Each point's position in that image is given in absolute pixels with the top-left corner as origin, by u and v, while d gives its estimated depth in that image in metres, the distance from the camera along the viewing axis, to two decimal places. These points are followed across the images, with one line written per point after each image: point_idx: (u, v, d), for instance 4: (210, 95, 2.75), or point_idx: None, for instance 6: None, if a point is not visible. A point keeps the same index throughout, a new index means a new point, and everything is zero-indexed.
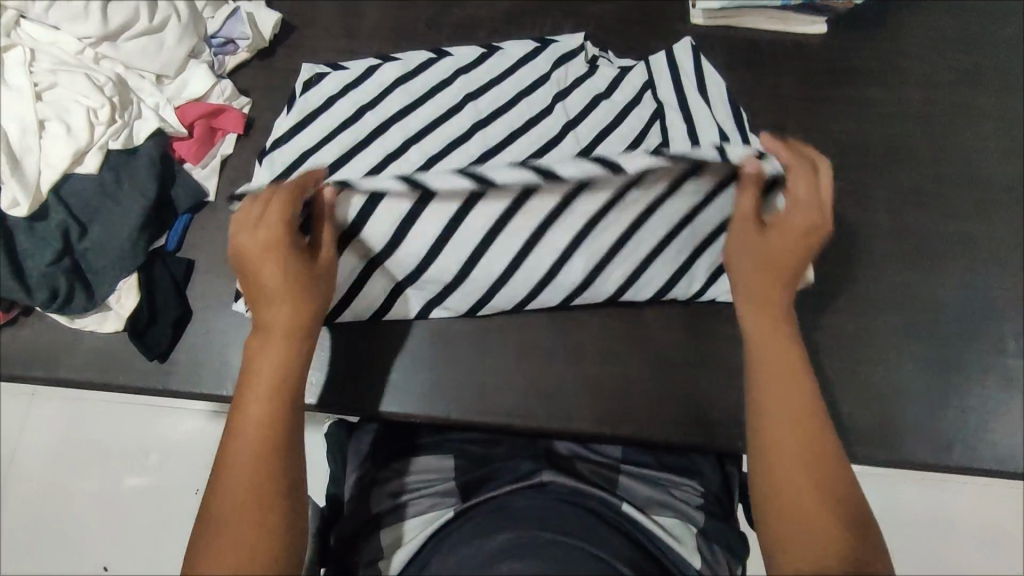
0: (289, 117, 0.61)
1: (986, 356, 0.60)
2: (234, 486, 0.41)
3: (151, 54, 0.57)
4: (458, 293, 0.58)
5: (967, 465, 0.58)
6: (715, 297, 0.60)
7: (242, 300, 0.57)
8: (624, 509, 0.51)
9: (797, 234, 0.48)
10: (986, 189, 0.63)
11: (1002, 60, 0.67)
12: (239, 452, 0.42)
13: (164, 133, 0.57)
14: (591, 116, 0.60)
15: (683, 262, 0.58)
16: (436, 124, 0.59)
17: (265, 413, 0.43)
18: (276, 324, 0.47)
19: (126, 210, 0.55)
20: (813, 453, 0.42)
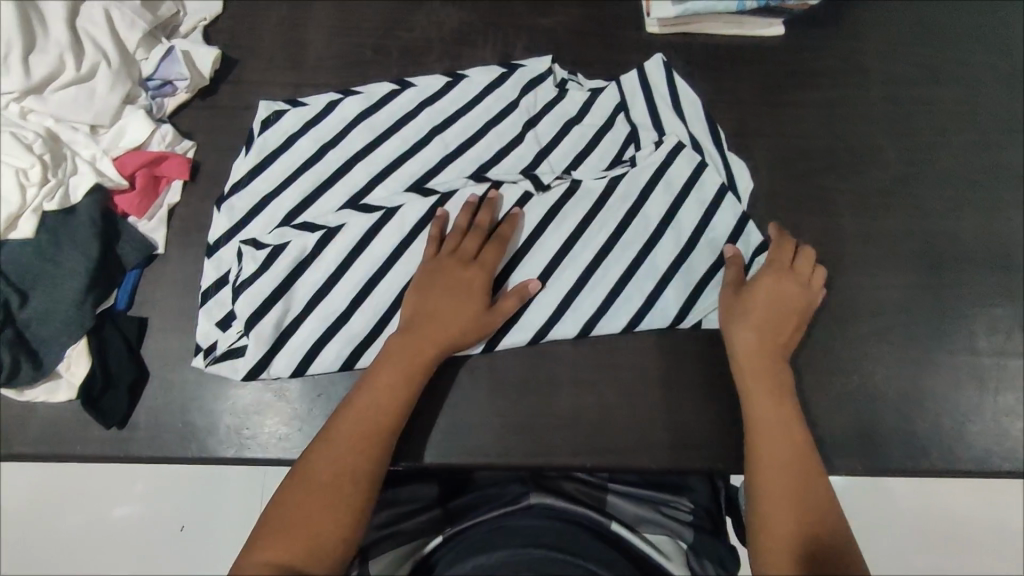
0: (247, 159, 0.59)
1: (958, 355, 0.59)
2: (332, 461, 0.48)
3: (83, 105, 0.55)
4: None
5: (945, 468, 0.56)
6: (700, 319, 0.58)
7: (202, 355, 0.55)
8: (612, 527, 0.54)
9: (779, 303, 0.55)
10: (945, 186, 0.63)
11: (957, 54, 0.66)
12: (347, 432, 0.49)
13: (103, 188, 0.55)
14: (562, 145, 0.61)
15: (652, 291, 0.58)
16: (402, 160, 0.60)
17: (380, 418, 0.50)
18: (424, 343, 0.52)
19: (70, 273, 0.53)
20: (798, 483, 0.48)
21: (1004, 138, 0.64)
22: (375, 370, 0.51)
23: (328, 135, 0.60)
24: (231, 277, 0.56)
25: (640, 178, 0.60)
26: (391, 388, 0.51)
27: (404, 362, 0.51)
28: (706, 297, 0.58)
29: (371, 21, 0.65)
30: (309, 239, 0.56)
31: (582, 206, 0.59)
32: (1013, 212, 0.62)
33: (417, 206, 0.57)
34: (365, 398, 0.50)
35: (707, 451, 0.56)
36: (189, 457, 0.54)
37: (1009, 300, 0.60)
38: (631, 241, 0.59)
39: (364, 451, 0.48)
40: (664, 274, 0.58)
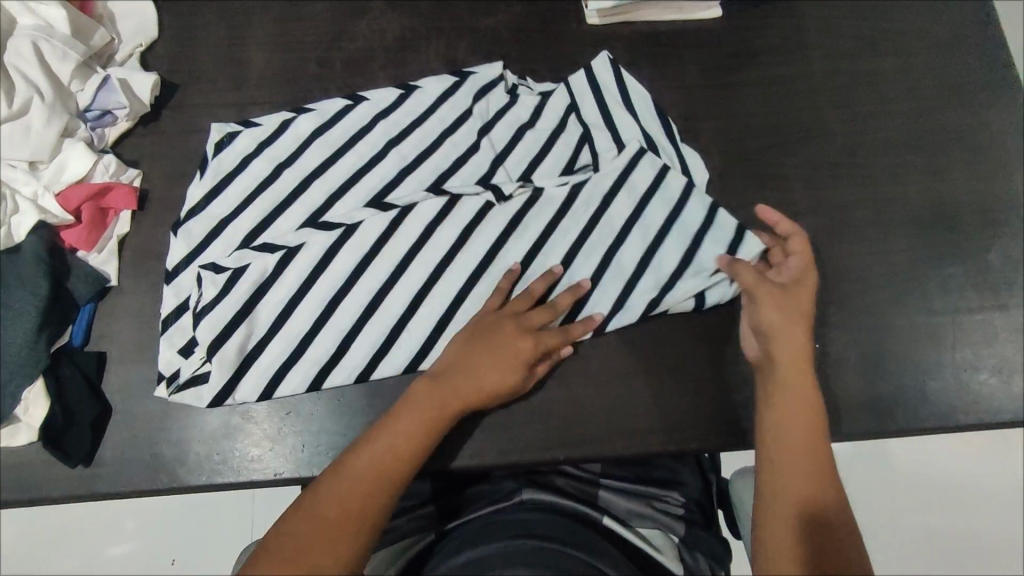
0: (202, 183, 0.58)
1: (915, 317, 0.60)
2: (340, 503, 0.47)
3: (19, 142, 0.54)
4: (392, 354, 0.55)
5: (913, 427, 0.58)
6: (668, 312, 0.58)
7: (163, 385, 0.54)
8: (604, 521, 0.55)
9: (806, 291, 0.56)
10: (890, 153, 0.64)
11: (892, 23, 0.68)
12: (357, 471, 0.48)
13: (47, 224, 0.55)
14: (517, 150, 0.61)
15: (619, 292, 0.58)
16: (357, 177, 0.59)
17: (395, 463, 0.49)
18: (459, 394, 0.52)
19: (19, 313, 0.52)
20: (813, 485, 0.49)
21: (942, 101, 0.66)
22: (402, 413, 0.51)
23: (283, 155, 0.60)
24: (191, 302, 0.55)
25: (603, 181, 0.60)
26: (413, 437, 0.50)
27: (428, 410, 0.51)
28: (680, 287, 0.58)
29: (311, 34, 0.64)
30: (269, 262, 0.55)
31: (545, 213, 0.59)
32: (956, 172, 0.64)
33: (377, 221, 0.57)
34: (385, 441, 0.49)
35: (680, 433, 0.56)
36: (160, 489, 0.53)
37: (959, 258, 0.61)
38: (596, 246, 0.59)
39: (378, 495, 0.48)
40: (631, 274, 0.58)
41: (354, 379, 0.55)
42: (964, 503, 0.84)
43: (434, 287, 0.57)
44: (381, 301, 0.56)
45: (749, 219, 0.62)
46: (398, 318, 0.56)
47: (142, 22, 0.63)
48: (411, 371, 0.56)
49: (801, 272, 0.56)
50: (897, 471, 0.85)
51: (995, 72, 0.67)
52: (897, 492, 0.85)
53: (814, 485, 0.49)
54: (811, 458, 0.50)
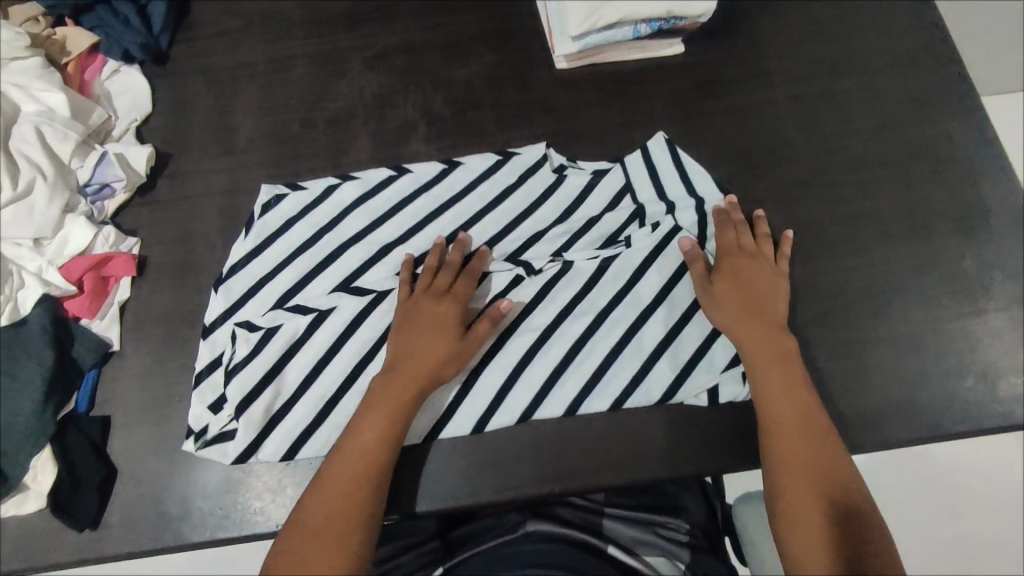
0: (245, 242, 0.61)
1: (895, 328, 0.61)
2: (330, 502, 0.49)
3: (23, 220, 0.57)
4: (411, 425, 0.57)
5: (903, 437, 0.58)
6: (685, 398, 0.58)
7: (191, 438, 0.56)
8: (609, 551, 0.55)
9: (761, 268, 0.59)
10: (857, 169, 0.66)
11: (847, 46, 0.71)
12: (342, 471, 0.50)
13: (51, 296, 0.57)
14: (556, 228, 0.63)
15: (639, 372, 0.59)
16: (389, 246, 0.62)
17: (370, 460, 0.51)
18: (399, 386, 0.54)
19: (25, 384, 0.54)
20: (816, 465, 0.51)
21: (902, 115, 0.68)
22: (364, 410, 0.53)
23: (325, 218, 0.63)
24: (225, 359, 0.58)
25: (634, 259, 0.62)
26: (385, 426, 0.52)
27: (387, 400, 0.53)
28: (693, 377, 0.59)
29: (295, 97, 0.68)
30: (300, 323, 0.58)
31: (572, 287, 0.61)
32: (921, 182, 0.66)
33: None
34: (354, 443, 0.52)
35: (671, 458, 0.57)
36: (165, 547, 0.54)
37: (933, 267, 0.63)
38: (622, 318, 0.60)
39: (360, 491, 0.50)
40: (651, 354, 0.59)
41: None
42: (976, 509, 0.83)
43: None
44: None
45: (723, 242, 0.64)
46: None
47: (138, 100, 0.67)
48: (429, 440, 0.58)
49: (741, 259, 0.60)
50: (906, 482, 0.84)
51: (951, 84, 0.69)
52: (911, 501, 0.84)
53: (811, 461, 0.51)
54: (815, 437, 0.52)
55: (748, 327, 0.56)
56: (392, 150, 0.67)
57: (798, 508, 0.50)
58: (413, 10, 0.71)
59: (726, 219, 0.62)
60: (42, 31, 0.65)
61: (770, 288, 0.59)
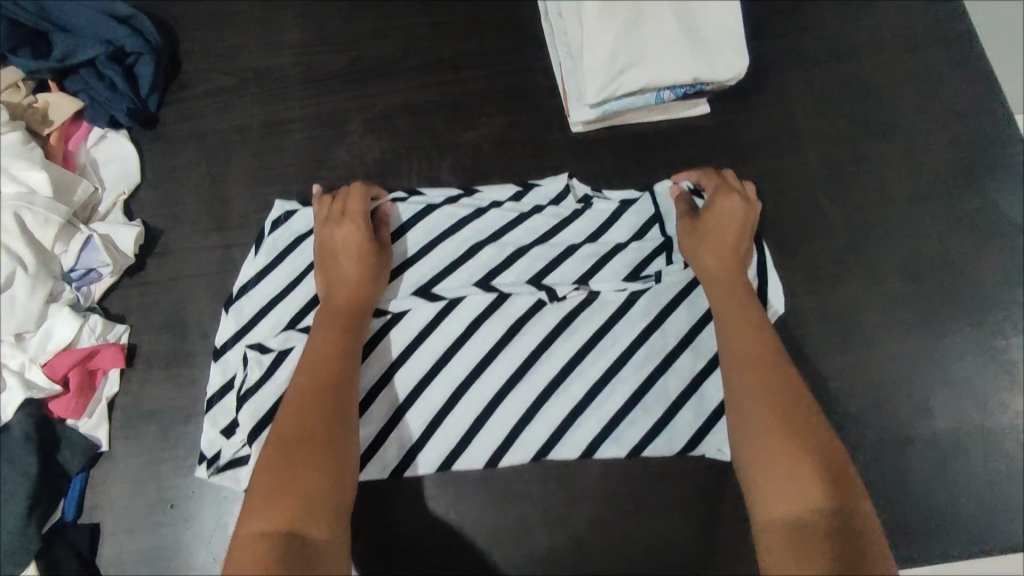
0: (256, 260, 0.58)
1: (941, 426, 0.57)
2: (292, 427, 0.45)
3: (4, 315, 0.53)
4: (425, 455, 0.54)
5: (945, 547, 0.54)
6: (706, 451, 0.55)
7: (203, 466, 0.54)
8: None
9: (734, 207, 0.56)
10: (898, 245, 0.61)
11: (888, 104, 0.65)
12: (299, 395, 0.47)
13: (34, 399, 0.53)
14: (582, 249, 0.59)
15: (659, 419, 0.55)
16: (403, 268, 0.58)
17: (324, 377, 0.48)
18: (339, 303, 0.53)
19: (9, 497, 0.50)
20: (780, 400, 0.46)
21: (946, 185, 0.63)
22: (315, 336, 0.51)
23: None
24: (236, 382, 0.54)
25: (665, 293, 0.57)
26: (330, 343, 0.50)
27: (339, 322, 0.52)
28: (716, 431, 0.55)
29: (291, 165, 0.64)
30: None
31: (595, 318, 0.57)
32: (966, 263, 0.61)
33: (426, 323, 0.56)
34: (306, 364, 0.49)
35: (696, 566, 0.54)
36: None
37: (981, 357, 0.58)
38: (648, 355, 0.56)
39: (323, 406, 0.47)
40: (675, 401, 0.55)
41: (388, 473, 0.53)
42: None
43: (478, 378, 0.55)
44: (420, 396, 0.55)
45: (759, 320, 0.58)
46: (437, 414, 0.54)
47: (126, 169, 0.63)
48: (442, 470, 0.54)
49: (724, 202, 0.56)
50: None
51: (1000, 150, 0.64)
52: None
53: (772, 379, 0.47)
54: (783, 373, 0.48)
55: (714, 260, 0.54)
56: None
57: (762, 423, 0.45)
58: (415, 66, 0.66)
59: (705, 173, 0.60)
60: (22, 99, 0.60)
61: (744, 229, 0.56)
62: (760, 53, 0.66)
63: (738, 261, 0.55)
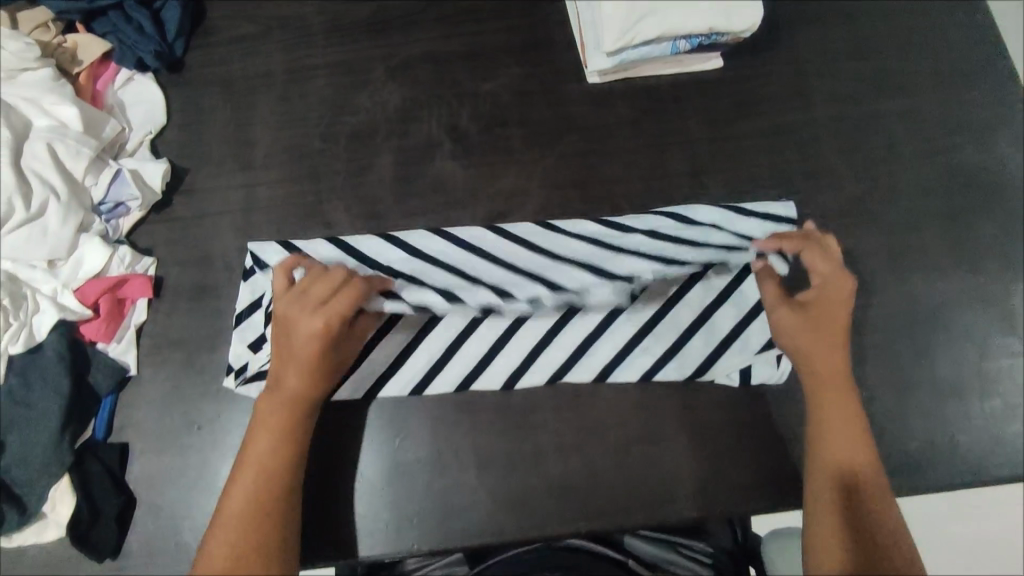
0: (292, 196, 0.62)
1: (941, 367, 0.59)
2: (237, 512, 0.49)
3: (37, 243, 0.55)
4: (446, 373, 0.57)
5: (945, 481, 0.57)
6: (714, 377, 0.58)
7: (231, 376, 0.57)
8: (628, 565, 0.58)
9: (835, 298, 0.55)
10: (905, 197, 0.63)
11: (897, 62, 0.67)
12: (247, 484, 0.50)
13: (67, 321, 0.55)
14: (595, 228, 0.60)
15: (670, 346, 0.58)
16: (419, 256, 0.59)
17: (272, 470, 0.50)
18: (294, 394, 0.52)
19: (42, 412, 0.53)
20: (863, 465, 0.52)
21: (954, 142, 0.65)
22: (258, 433, 0.51)
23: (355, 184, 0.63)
24: (265, 300, 0.58)
25: (678, 229, 0.59)
26: (281, 441, 0.51)
27: (283, 421, 0.52)
28: (724, 359, 0.58)
29: (314, 110, 0.65)
30: (348, 263, 0.58)
31: None
32: (970, 217, 0.63)
33: (445, 251, 0.59)
34: (254, 453, 0.51)
35: (706, 496, 0.55)
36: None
37: (981, 303, 0.61)
38: (660, 287, 0.58)
39: (269, 497, 0.49)
40: (685, 330, 0.58)
41: (407, 392, 0.56)
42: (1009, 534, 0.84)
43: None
44: (441, 318, 0.57)
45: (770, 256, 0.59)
46: (456, 337, 0.57)
47: (152, 111, 0.65)
48: (461, 389, 0.57)
49: (826, 284, 0.55)
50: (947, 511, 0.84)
51: (1006, 107, 0.65)
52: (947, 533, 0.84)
53: (854, 434, 0.53)
54: (862, 444, 0.52)
55: (813, 341, 0.55)
56: (415, 167, 0.64)
57: (839, 480, 0.51)
58: (437, 17, 0.68)
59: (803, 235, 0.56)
60: (52, 39, 0.62)
61: (843, 327, 0.55)
62: (773, 11, 0.68)
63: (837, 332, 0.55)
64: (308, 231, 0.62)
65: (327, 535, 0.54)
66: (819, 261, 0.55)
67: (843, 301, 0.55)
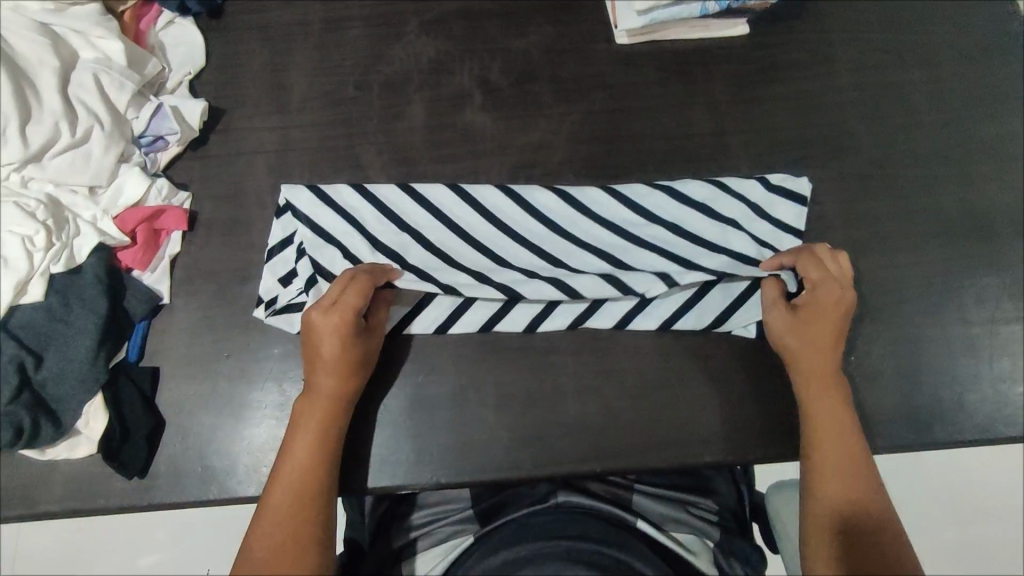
0: (324, 144, 0.64)
1: (950, 329, 0.60)
2: (275, 526, 0.49)
3: (80, 169, 0.57)
4: (469, 313, 0.58)
5: (950, 438, 0.58)
6: (732, 328, 0.59)
7: (261, 306, 0.59)
8: (639, 525, 0.57)
9: (835, 308, 0.56)
10: (922, 165, 0.65)
11: (920, 36, 0.68)
12: (281, 498, 0.50)
13: (106, 246, 0.57)
14: (614, 201, 0.62)
15: (689, 298, 0.59)
16: (444, 219, 0.61)
17: (305, 479, 0.50)
18: (323, 400, 0.53)
19: (80, 330, 0.54)
20: (856, 477, 0.53)
21: (972, 114, 0.66)
22: (292, 438, 0.52)
23: (387, 132, 0.65)
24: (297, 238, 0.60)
25: (692, 195, 0.62)
26: (311, 445, 0.51)
27: (315, 423, 0.52)
28: (742, 311, 0.59)
29: (349, 59, 0.67)
30: (370, 215, 0.60)
31: (626, 214, 0.62)
32: (986, 187, 0.64)
33: (467, 212, 0.61)
34: (287, 464, 0.51)
35: (718, 442, 0.57)
36: (209, 499, 0.56)
37: (991, 270, 0.62)
38: (676, 247, 0.61)
39: (306, 506, 0.50)
40: (703, 285, 0.59)
41: (432, 330, 0.58)
42: (987, 504, 0.90)
43: (513, 257, 0.60)
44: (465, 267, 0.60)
45: (784, 218, 0.62)
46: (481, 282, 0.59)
47: (191, 53, 0.66)
48: (485, 331, 0.58)
49: (828, 296, 0.56)
50: (928, 479, 0.89)
51: None
52: (925, 500, 0.89)
53: (840, 433, 0.54)
54: (856, 456, 0.53)
55: (813, 349, 0.56)
56: (446, 118, 0.65)
57: (836, 491, 0.52)
58: None
59: (798, 249, 0.59)
60: None
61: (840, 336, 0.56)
62: None
63: (833, 338, 0.56)
64: (338, 174, 0.63)
65: (354, 466, 0.56)
66: (812, 270, 0.57)
67: (842, 307, 0.56)
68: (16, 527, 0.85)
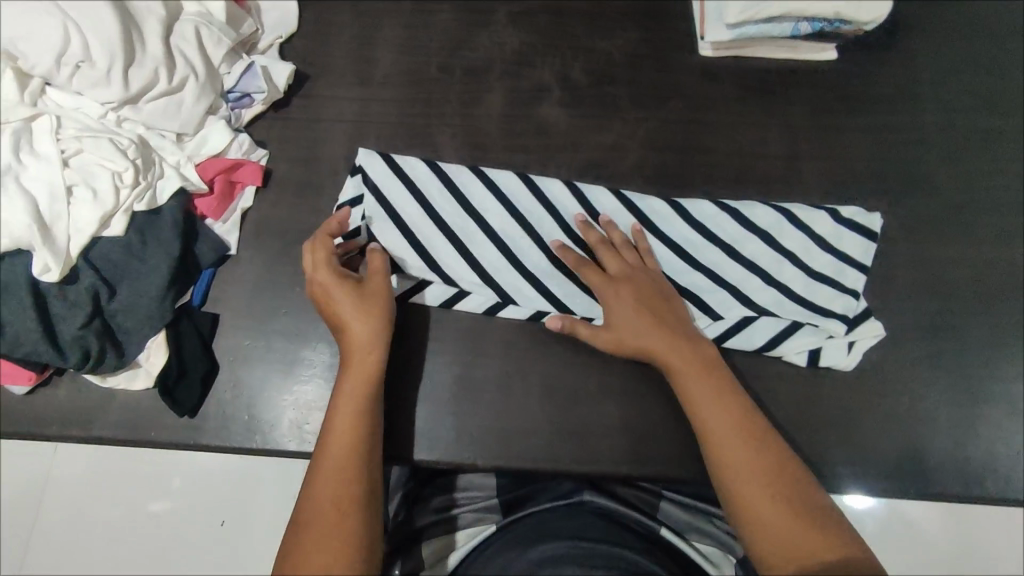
0: (401, 120, 0.65)
1: (1010, 384, 0.59)
2: (323, 492, 0.48)
3: (171, 115, 0.59)
4: (522, 300, 0.59)
5: (1000, 494, 0.57)
6: (784, 353, 0.58)
7: None
8: (662, 534, 0.58)
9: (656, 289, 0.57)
10: (1001, 212, 0.63)
11: (1013, 82, 0.66)
12: (327, 463, 0.49)
13: (186, 191, 0.59)
14: (680, 215, 0.62)
15: (739, 317, 0.59)
16: (508, 208, 0.61)
17: (348, 441, 0.50)
18: (360, 363, 0.52)
19: (153, 269, 0.56)
20: (763, 451, 0.49)
21: None
22: (336, 414, 0.51)
23: (463, 115, 0.66)
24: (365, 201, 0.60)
25: (759, 218, 0.62)
26: (352, 408, 0.51)
27: (357, 384, 0.52)
28: (797, 337, 0.58)
29: (435, 40, 0.68)
30: (439, 193, 0.61)
31: (690, 228, 0.62)
32: None
33: (532, 207, 0.62)
34: (332, 428, 0.50)
35: None
36: (252, 447, 0.57)
37: None
38: (733, 271, 0.61)
39: (350, 468, 0.49)
40: (756, 308, 0.60)
41: (481, 310, 0.59)
42: None
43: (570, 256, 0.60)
44: (522, 258, 0.60)
45: (852, 249, 0.61)
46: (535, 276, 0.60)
47: (285, 16, 0.68)
48: (533, 320, 0.59)
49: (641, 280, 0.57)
50: None
51: None
52: None
53: (729, 411, 0.51)
54: (749, 429, 0.50)
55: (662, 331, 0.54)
56: (522, 108, 0.66)
57: (744, 471, 0.48)
58: None
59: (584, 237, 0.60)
60: None
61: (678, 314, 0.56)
62: (897, 14, 0.68)
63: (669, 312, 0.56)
64: (411, 150, 0.65)
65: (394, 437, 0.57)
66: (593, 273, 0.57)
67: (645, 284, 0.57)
68: (31, 447, 0.82)
